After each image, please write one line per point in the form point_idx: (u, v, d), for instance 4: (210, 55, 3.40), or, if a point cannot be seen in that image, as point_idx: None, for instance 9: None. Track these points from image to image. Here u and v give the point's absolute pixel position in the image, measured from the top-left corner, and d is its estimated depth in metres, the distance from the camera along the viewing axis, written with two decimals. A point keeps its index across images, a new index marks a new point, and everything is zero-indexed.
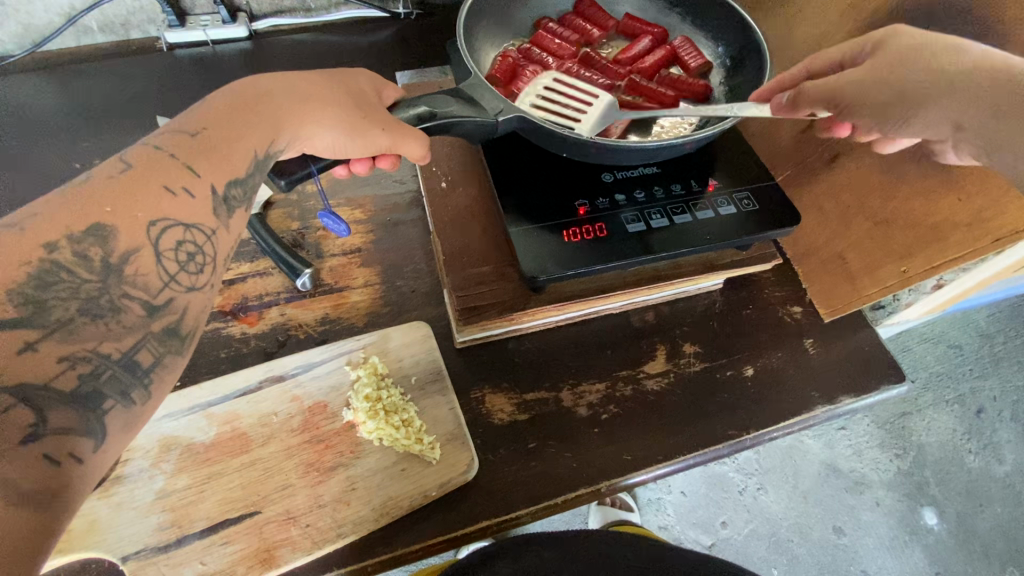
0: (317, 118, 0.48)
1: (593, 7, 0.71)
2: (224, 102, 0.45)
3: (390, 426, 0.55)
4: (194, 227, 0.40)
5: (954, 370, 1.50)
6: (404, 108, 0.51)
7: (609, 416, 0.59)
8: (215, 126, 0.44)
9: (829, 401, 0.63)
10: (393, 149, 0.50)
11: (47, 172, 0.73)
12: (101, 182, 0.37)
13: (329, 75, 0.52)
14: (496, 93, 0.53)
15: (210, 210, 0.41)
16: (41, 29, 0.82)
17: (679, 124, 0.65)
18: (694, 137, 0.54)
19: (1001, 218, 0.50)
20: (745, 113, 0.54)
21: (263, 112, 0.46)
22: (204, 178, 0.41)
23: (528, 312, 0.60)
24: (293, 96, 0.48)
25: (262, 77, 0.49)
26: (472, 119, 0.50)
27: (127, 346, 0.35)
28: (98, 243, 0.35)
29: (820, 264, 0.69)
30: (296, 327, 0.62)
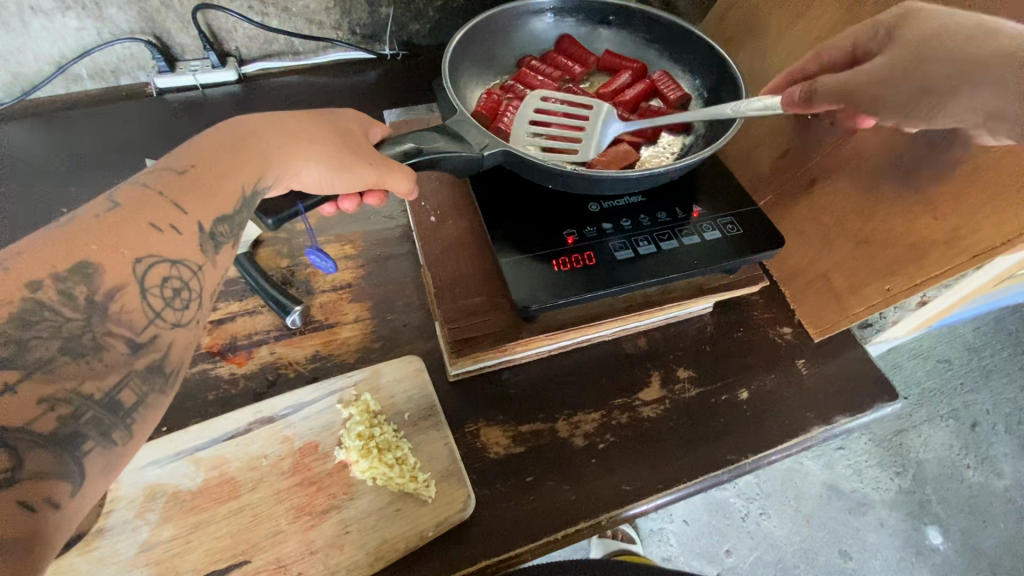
0: (305, 155, 0.48)
1: (574, 46, 0.73)
2: (213, 140, 0.46)
3: (383, 465, 0.53)
4: (180, 263, 0.40)
5: (946, 385, 1.51)
6: (391, 143, 0.52)
7: (606, 445, 0.59)
8: (202, 163, 0.44)
9: (825, 421, 0.63)
10: (383, 183, 0.50)
11: (34, 218, 0.73)
12: (88, 221, 0.38)
13: (318, 114, 0.52)
14: (482, 130, 0.54)
15: (197, 248, 0.41)
16: (31, 77, 0.83)
17: (661, 154, 0.67)
18: (677, 165, 0.56)
19: (976, 236, 0.53)
20: (723, 143, 0.56)
21: (250, 150, 0.46)
22: (191, 215, 0.41)
23: (521, 342, 0.60)
24: (281, 133, 0.49)
25: (251, 116, 0.50)
26: (457, 155, 0.51)
27: (109, 385, 0.34)
28: (84, 280, 0.35)
29: (806, 284, 0.70)
30: (287, 365, 0.61)
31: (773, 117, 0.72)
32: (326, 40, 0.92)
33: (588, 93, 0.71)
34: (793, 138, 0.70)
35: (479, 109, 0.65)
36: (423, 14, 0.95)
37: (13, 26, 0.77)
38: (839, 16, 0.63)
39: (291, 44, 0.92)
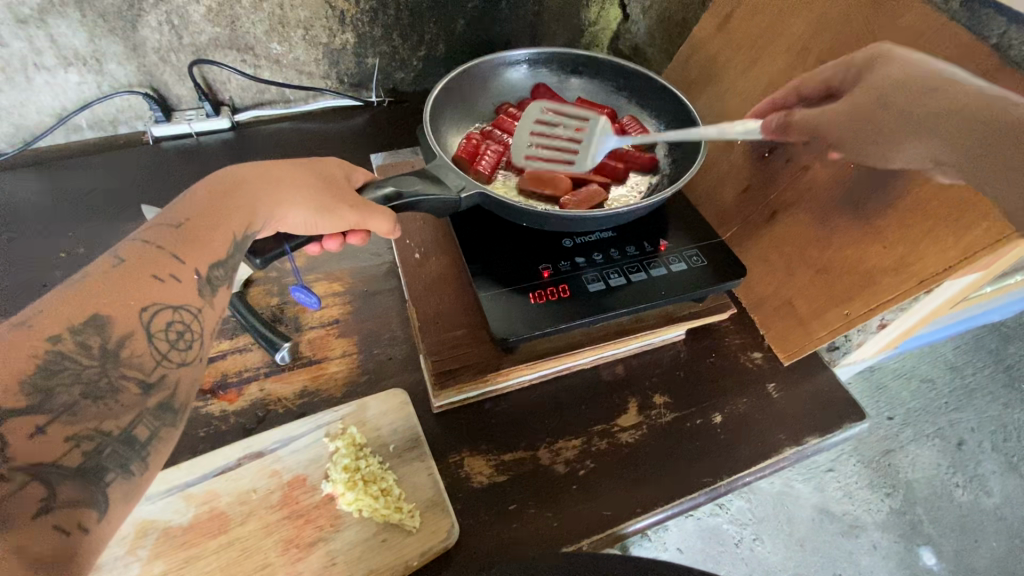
0: (293, 201, 0.52)
1: (548, 93, 0.79)
2: (205, 192, 0.49)
3: (368, 497, 0.55)
4: (182, 308, 0.43)
5: (930, 404, 1.54)
6: (373, 188, 0.55)
7: (586, 471, 0.61)
8: (196, 216, 0.47)
9: (796, 442, 0.66)
10: (366, 223, 0.54)
11: (31, 263, 0.75)
12: (97, 278, 0.40)
13: (304, 162, 0.56)
14: (459, 173, 0.58)
15: (195, 292, 0.44)
16: (32, 128, 0.87)
17: (629, 193, 0.72)
18: (642, 205, 0.60)
19: (921, 263, 0.57)
20: (685, 182, 0.61)
21: (240, 198, 0.50)
22: (189, 263, 0.44)
23: (501, 373, 0.63)
24: (269, 181, 0.52)
25: (241, 165, 0.54)
26: (437, 198, 0.55)
27: (125, 421, 0.37)
28: (96, 331, 0.38)
29: (773, 310, 0.73)
30: (276, 400, 0.63)
31: (734, 155, 0.77)
32: (316, 90, 0.98)
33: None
34: (753, 173, 0.74)
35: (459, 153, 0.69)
36: (408, 63, 1.01)
37: (18, 82, 0.81)
38: (787, 63, 0.69)
39: (283, 93, 0.97)
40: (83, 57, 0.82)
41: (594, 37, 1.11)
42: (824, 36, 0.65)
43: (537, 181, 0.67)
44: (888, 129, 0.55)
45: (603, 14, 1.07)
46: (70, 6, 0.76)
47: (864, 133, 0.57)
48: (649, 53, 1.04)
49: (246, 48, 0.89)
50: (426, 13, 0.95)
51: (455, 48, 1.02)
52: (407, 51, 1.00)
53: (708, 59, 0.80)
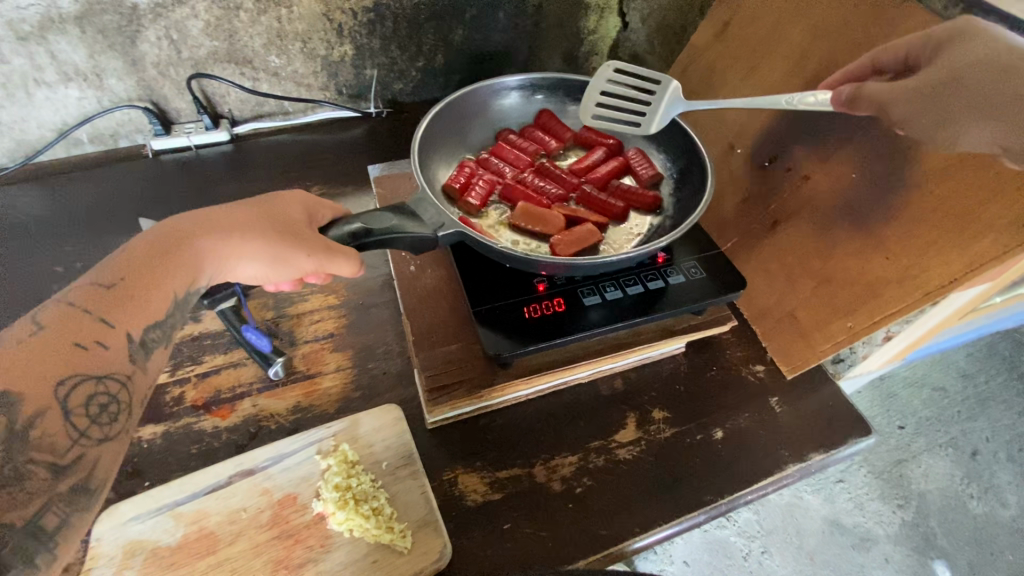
0: (240, 252, 0.51)
1: (552, 120, 0.77)
2: (144, 247, 0.48)
3: (360, 517, 0.53)
4: (107, 378, 0.43)
5: (943, 413, 1.50)
6: (339, 225, 0.55)
7: (583, 489, 0.60)
8: (132, 275, 0.46)
9: (800, 458, 0.64)
10: (322, 269, 0.53)
11: (28, 277, 0.76)
12: (11, 348, 0.40)
13: (255, 206, 0.54)
14: (439, 210, 0.58)
15: (126, 359, 0.44)
16: (33, 143, 0.88)
17: (629, 234, 0.70)
18: (641, 253, 0.59)
19: (926, 275, 0.55)
20: (689, 229, 0.59)
21: (183, 253, 0.49)
22: (119, 327, 0.44)
23: (496, 388, 0.62)
24: (217, 230, 0.51)
25: (189, 214, 0.52)
26: (409, 236, 0.54)
27: (30, 514, 0.37)
28: (5, 410, 0.37)
29: (775, 322, 0.72)
30: (268, 417, 0.62)
31: (735, 164, 0.76)
32: (314, 102, 0.98)
33: (563, 167, 0.75)
34: (753, 184, 0.73)
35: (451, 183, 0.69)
36: (407, 74, 1.01)
37: (18, 97, 0.82)
38: (787, 71, 0.68)
39: (282, 105, 0.97)
40: (83, 72, 0.82)
41: (593, 45, 1.10)
42: (824, 43, 0.64)
43: (529, 218, 0.66)
44: (958, 108, 0.51)
45: (602, 23, 1.06)
46: (70, 23, 0.77)
47: (933, 109, 0.53)
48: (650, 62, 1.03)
49: (245, 62, 0.90)
50: (424, 24, 0.95)
51: (454, 58, 1.02)
52: (406, 61, 0.99)
53: (707, 67, 0.79)
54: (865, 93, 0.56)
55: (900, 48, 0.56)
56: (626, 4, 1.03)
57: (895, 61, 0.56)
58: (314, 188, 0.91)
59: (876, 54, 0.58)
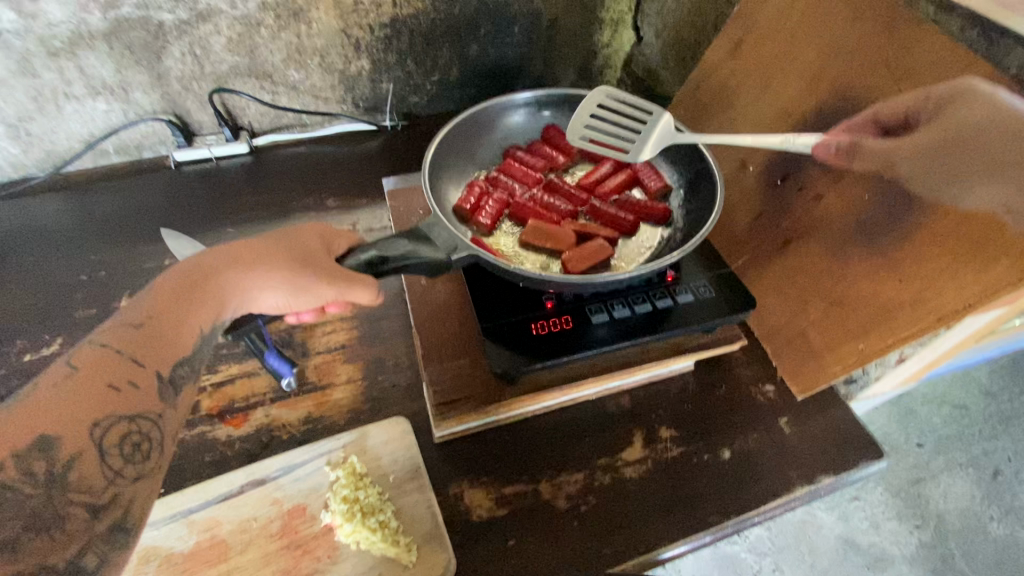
0: (261, 283, 0.53)
1: (561, 136, 0.77)
2: (171, 284, 0.51)
3: (366, 530, 0.54)
4: (139, 417, 0.45)
5: (964, 432, 1.47)
6: (355, 255, 0.56)
7: (588, 507, 0.60)
8: (160, 312, 0.49)
9: (809, 481, 0.63)
10: (342, 296, 0.54)
11: (53, 283, 0.78)
12: (50, 393, 0.42)
13: (277, 238, 0.56)
14: (451, 232, 0.58)
15: (156, 396, 0.46)
16: (61, 154, 0.91)
17: (640, 247, 0.70)
18: (646, 270, 0.59)
19: (940, 299, 0.54)
20: (696, 244, 0.59)
21: (208, 289, 0.51)
22: (148, 368, 0.47)
23: (503, 404, 0.62)
24: (240, 264, 0.53)
25: (214, 249, 0.54)
26: (425, 260, 0.55)
27: (72, 552, 0.39)
28: (45, 453, 0.40)
29: (785, 341, 0.71)
30: (279, 427, 0.64)
31: (747, 181, 0.76)
32: (331, 115, 1.00)
33: (571, 183, 0.75)
34: (765, 202, 0.73)
35: (461, 203, 0.69)
36: (422, 87, 1.03)
37: (48, 110, 0.85)
38: (800, 89, 0.68)
39: (300, 118, 1.00)
40: (110, 86, 0.85)
41: (608, 59, 1.11)
42: (836, 64, 0.64)
43: (540, 236, 0.67)
44: (960, 169, 0.52)
45: (617, 38, 1.08)
46: (99, 40, 0.80)
47: (935, 167, 0.54)
48: (663, 76, 1.03)
49: (265, 76, 0.92)
50: (440, 39, 0.97)
51: (469, 72, 1.03)
52: (421, 76, 1.01)
53: (719, 84, 0.79)
54: (863, 149, 0.58)
55: (905, 103, 0.57)
56: (639, 18, 1.05)
57: (899, 113, 0.57)
58: (328, 199, 0.91)
59: (879, 107, 0.58)
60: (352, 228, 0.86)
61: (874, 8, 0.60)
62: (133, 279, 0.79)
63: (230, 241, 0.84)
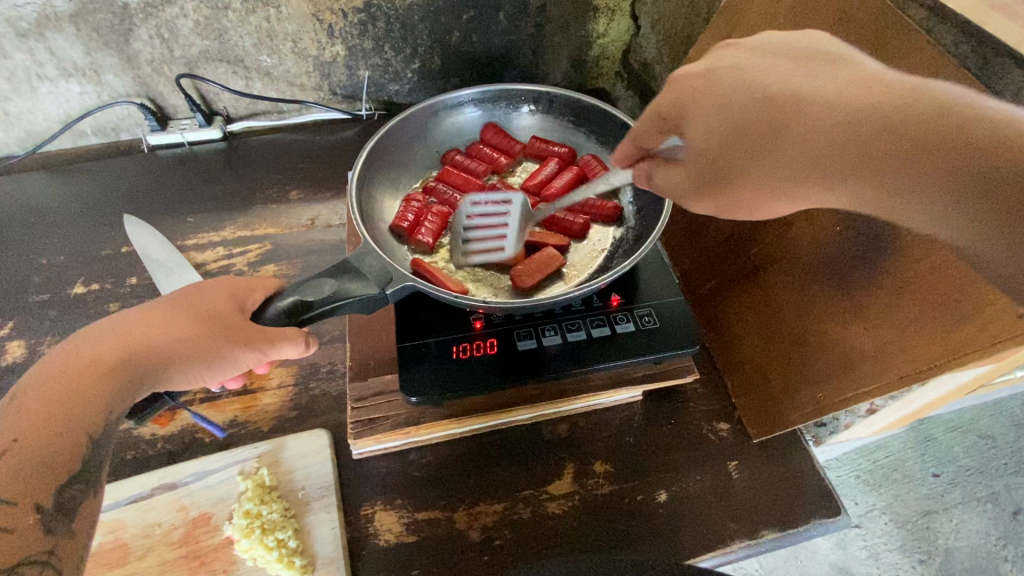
0: (166, 361, 0.45)
1: (498, 136, 0.72)
2: (39, 395, 0.40)
3: (262, 548, 0.53)
4: (21, 566, 0.35)
5: (986, 465, 1.35)
6: (274, 305, 0.48)
7: (502, 542, 0.57)
8: (29, 435, 0.38)
9: (749, 534, 0.58)
10: (266, 358, 0.48)
11: (20, 265, 0.79)
12: None
13: (173, 303, 0.47)
14: (382, 260, 0.52)
15: (41, 535, 0.37)
16: (40, 133, 0.92)
17: (591, 250, 0.65)
18: (576, 294, 0.55)
19: (904, 357, 0.47)
20: (630, 267, 0.54)
21: (91, 392, 0.41)
22: (24, 503, 0.37)
23: (421, 427, 0.59)
24: (130, 348, 0.44)
25: (86, 335, 0.45)
26: (357, 297, 0.49)
27: None
28: None
29: (745, 377, 0.65)
30: (203, 430, 0.62)
31: None
32: (306, 101, 0.97)
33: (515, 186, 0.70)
34: (736, 223, 0.66)
35: (398, 220, 0.64)
36: (402, 75, 0.98)
37: (23, 90, 0.85)
38: None
39: (275, 104, 0.97)
40: (81, 68, 0.85)
41: (604, 49, 1.03)
42: None
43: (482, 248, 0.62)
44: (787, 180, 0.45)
45: (613, 26, 0.99)
46: (65, 21, 0.79)
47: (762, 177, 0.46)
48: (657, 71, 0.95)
49: (236, 61, 0.90)
50: (418, 25, 0.91)
51: (452, 60, 0.98)
52: (401, 62, 0.96)
53: None
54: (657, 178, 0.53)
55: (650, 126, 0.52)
56: (637, 6, 0.96)
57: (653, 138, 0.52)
58: (292, 191, 0.89)
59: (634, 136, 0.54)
60: (311, 223, 0.85)
61: (864, 10, 0.51)
62: (91, 265, 0.79)
63: (190, 230, 0.84)
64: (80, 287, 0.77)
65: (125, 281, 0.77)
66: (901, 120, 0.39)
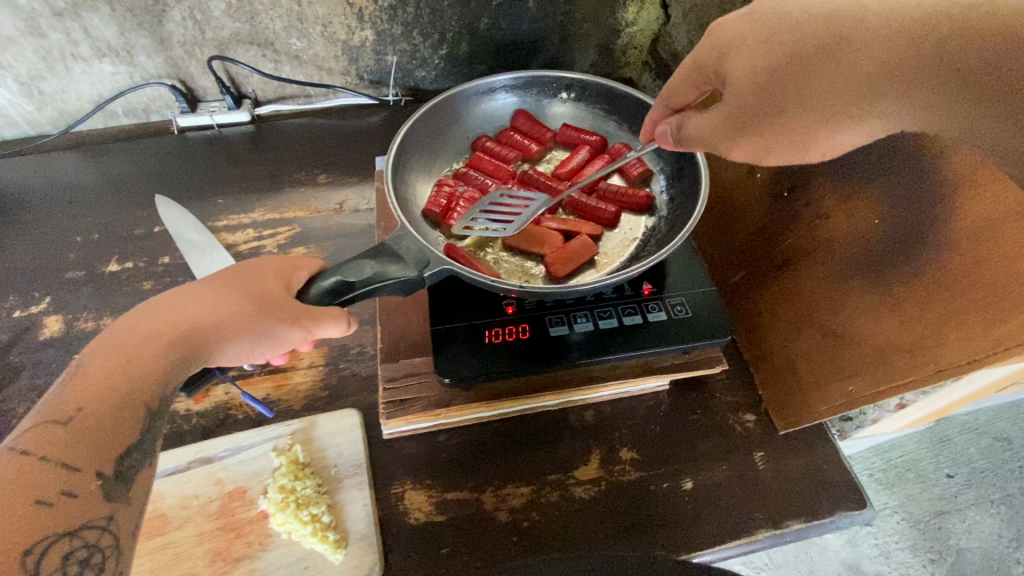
0: (219, 337, 0.46)
1: (529, 123, 0.72)
2: (100, 362, 0.42)
3: (297, 522, 0.54)
4: (83, 530, 0.36)
5: (1002, 467, 1.34)
6: (316, 285, 0.49)
7: (530, 524, 0.57)
8: (90, 402, 0.39)
9: (775, 524, 0.58)
10: (311, 337, 0.49)
11: (55, 242, 0.81)
12: None
13: (225, 281, 0.49)
14: (421, 244, 0.52)
15: (102, 500, 0.38)
16: (73, 113, 0.93)
17: (623, 239, 0.65)
18: (611, 282, 0.55)
19: (943, 351, 0.47)
20: (666, 256, 0.55)
21: (148, 361, 0.43)
22: (87, 469, 0.38)
23: (452, 409, 0.60)
24: (186, 322, 0.46)
25: (144, 310, 0.46)
26: (397, 280, 0.50)
27: None
28: None
29: (773, 369, 0.65)
30: (237, 407, 0.64)
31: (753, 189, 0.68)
32: (333, 86, 0.98)
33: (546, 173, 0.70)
34: (768, 215, 0.66)
35: (431, 205, 0.65)
36: (429, 61, 0.98)
37: (58, 70, 0.87)
38: None
39: (303, 88, 0.98)
40: (115, 48, 0.86)
41: (632, 38, 1.02)
42: None
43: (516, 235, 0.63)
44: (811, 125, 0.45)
45: (642, 15, 0.98)
46: (100, 1, 0.80)
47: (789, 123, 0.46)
48: None
49: (267, 44, 0.90)
50: (447, 11, 0.91)
51: (479, 47, 0.98)
52: (428, 48, 0.96)
53: None
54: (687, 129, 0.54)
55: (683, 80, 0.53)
56: None
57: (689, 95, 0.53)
58: (319, 175, 0.90)
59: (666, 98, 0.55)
60: (339, 207, 0.86)
61: None
62: (123, 244, 0.80)
63: (220, 211, 0.85)
64: (114, 265, 0.78)
65: (158, 260, 0.78)
66: (902, 37, 0.38)
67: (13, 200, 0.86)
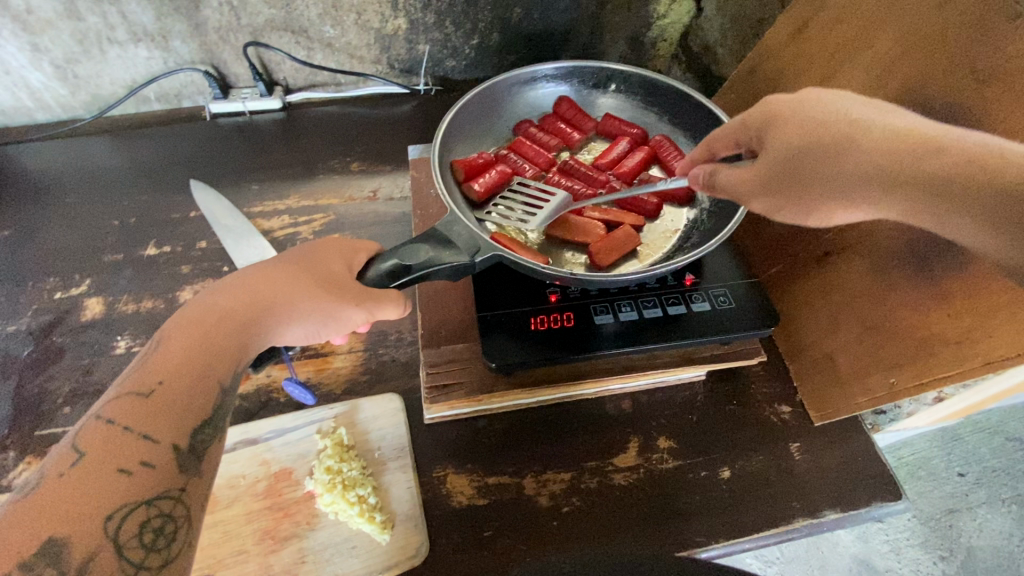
0: (289, 315, 0.48)
1: (571, 111, 0.73)
2: (179, 340, 0.44)
3: (344, 503, 0.55)
4: (159, 499, 0.38)
5: (1015, 467, 1.34)
6: (376, 266, 0.51)
7: (570, 509, 0.58)
8: (170, 376, 0.42)
9: (811, 514, 0.59)
10: (371, 318, 0.51)
11: (91, 225, 0.82)
12: (52, 482, 0.36)
13: (292, 263, 0.51)
14: (472, 232, 0.53)
15: (176, 472, 0.40)
16: (106, 97, 0.93)
17: (665, 230, 0.66)
18: (657, 272, 0.55)
19: (990, 343, 0.48)
20: (714, 247, 0.55)
21: (223, 339, 0.46)
22: (163, 441, 0.40)
23: (494, 395, 0.61)
24: (257, 302, 0.48)
25: (216, 288, 0.48)
26: (451, 265, 0.51)
27: None
28: (52, 562, 0.33)
29: (811, 361, 0.66)
30: (279, 390, 0.64)
31: None
32: (364, 75, 0.98)
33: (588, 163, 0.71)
34: None
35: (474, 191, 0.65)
36: (460, 51, 0.98)
37: (93, 54, 0.87)
38: (864, 86, 0.60)
39: (334, 76, 0.98)
40: (151, 33, 0.86)
41: (662, 31, 1.02)
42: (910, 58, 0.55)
43: (560, 224, 0.63)
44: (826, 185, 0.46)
45: (674, 8, 0.98)
46: None
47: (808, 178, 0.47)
48: (720, 54, 0.94)
49: (301, 31, 0.90)
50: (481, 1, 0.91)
51: (510, 37, 0.98)
52: (460, 38, 0.96)
53: (776, 71, 0.72)
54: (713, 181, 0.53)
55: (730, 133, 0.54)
56: None
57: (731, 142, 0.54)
58: (352, 163, 0.91)
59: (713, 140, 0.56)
60: (373, 195, 0.86)
61: None
62: (159, 228, 0.81)
63: (254, 197, 0.85)
64: (151, 249, 0.79)
65: (195, 245, 0.79)
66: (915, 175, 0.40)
67: (47, 183, 0.87)
